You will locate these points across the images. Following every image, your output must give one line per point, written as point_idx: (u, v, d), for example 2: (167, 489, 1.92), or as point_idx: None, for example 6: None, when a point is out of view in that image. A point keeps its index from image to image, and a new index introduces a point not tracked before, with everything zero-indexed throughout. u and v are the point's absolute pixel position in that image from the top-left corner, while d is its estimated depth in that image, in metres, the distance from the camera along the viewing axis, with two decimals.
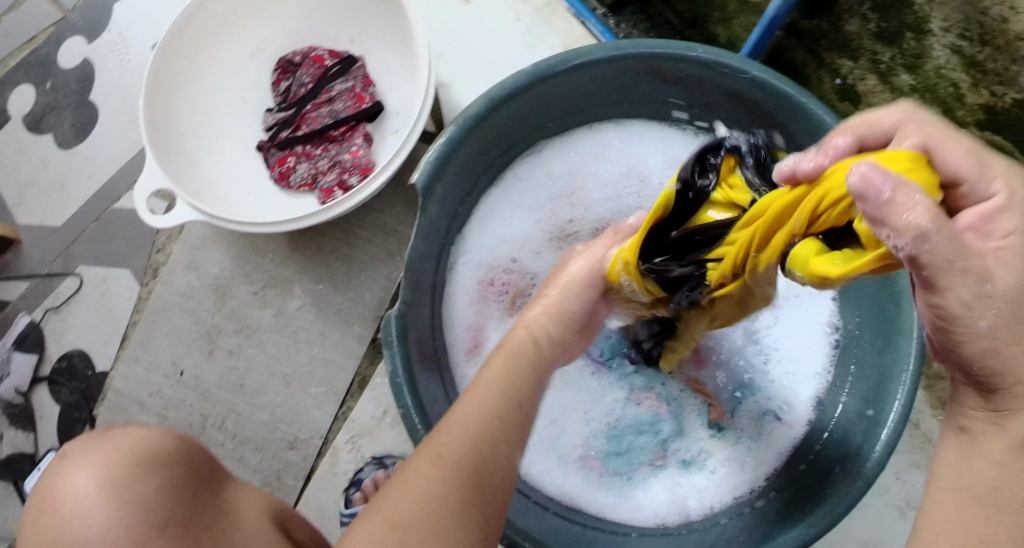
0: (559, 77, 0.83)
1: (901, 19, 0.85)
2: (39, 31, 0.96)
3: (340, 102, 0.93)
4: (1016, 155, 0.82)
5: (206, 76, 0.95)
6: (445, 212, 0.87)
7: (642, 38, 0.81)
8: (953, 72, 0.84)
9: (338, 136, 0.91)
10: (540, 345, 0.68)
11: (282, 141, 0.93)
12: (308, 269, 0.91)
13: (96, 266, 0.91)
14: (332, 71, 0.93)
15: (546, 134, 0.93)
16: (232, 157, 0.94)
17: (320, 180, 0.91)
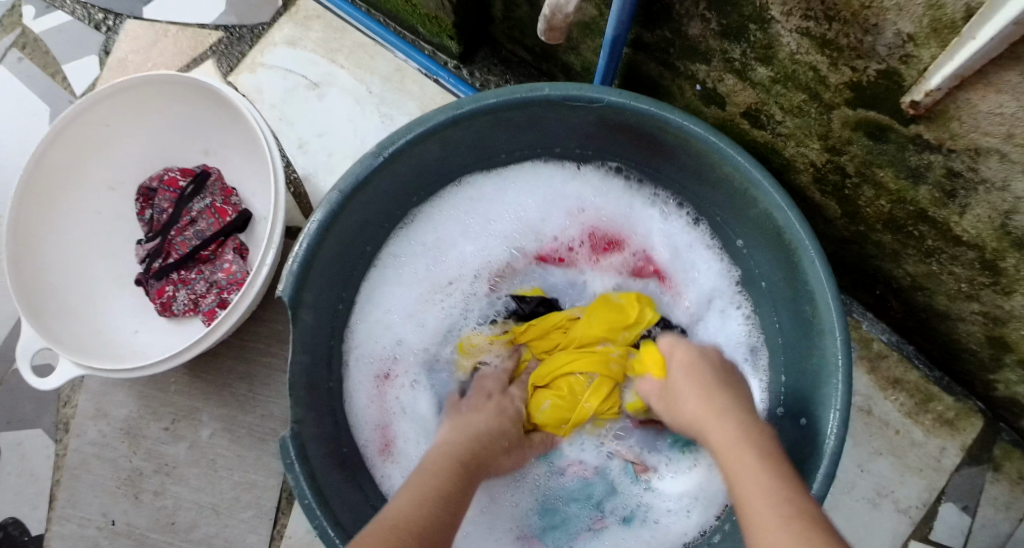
0: (407, 152, 0.74)
1: (740, 11, 0.70)
2: None
3: (203, 221, 0.86)
4: (897, 127, 0.71)
5: (68, 216, 0.86)
6: (326, 309, 0.79)
7: (483, 91, 0.73)
8: (808, 55, 0.70)
9: (209, 256, 0.85)
10: (482, 431, 0.72)
11: (157, 271, 0.85)
12: (210, 394, 0.88)
13: (8, 430, 0.89)
14: (187, 192, 0.87)
15: (413, 207, 0.85)
16: (112, 299, 0.86)
17: (203, 305, 0.84)
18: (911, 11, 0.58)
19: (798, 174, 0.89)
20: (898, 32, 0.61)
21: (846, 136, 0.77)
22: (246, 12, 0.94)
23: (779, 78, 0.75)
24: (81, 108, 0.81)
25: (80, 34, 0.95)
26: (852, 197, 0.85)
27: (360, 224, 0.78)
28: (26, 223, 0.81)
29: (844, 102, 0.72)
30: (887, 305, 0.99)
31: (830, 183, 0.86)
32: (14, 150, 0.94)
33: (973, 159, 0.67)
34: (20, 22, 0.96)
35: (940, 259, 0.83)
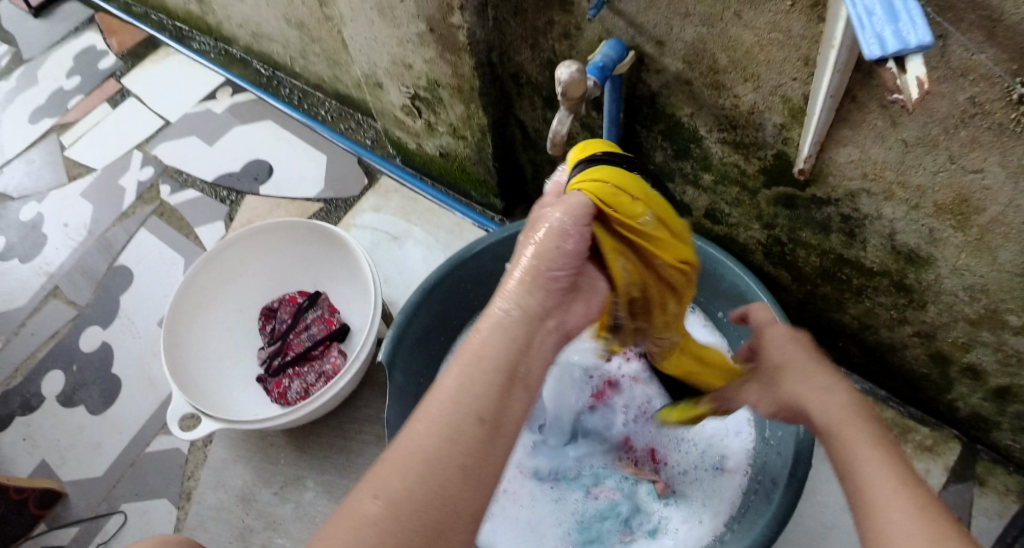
0: (468, 261, 0.93)
1: (683, 137, 0.97)
2: (61, 326, 1.12)
3: (315, 327, 0.99)
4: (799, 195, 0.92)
5: (204, 332, 0.99)
6: (413, 372, 0.94)
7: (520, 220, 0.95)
8: (731, 157, 0.94)
9: (317, 354, 0.97)
10: (515, 342, 0.53)
11: (275, 368, 0.97)
12: (314, 463, 1.00)
13: (137, 500, 1.04)
14: (303, 305, 1.00)
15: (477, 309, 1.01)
16: (238, 395, 0.98)
17: (312, 392, 0.94)
18: (775, 108, 0.83)
19: (753, 254, 1.08)
20: (775, 124, 0.85)
21: (774, 214, 0.97)
22: (340, 188, 1.07)
23: (719, 180, 0.99)
24: (220, 250, 0.98)
25: (209, 207, 1.11)
26: (793, 261, 1.03)
27: (431, 320, 0.94)
28: (177, 325, 0.96)
29: (761, 186, 0.95)
30: (848, 354, 1.09)
31: (776, 254, 1.04)
32: (151, 289, 1.10)
33: (853, 202, 0.86)
34: (158, 197, 1.14)
35: (868, 294, 0.97)
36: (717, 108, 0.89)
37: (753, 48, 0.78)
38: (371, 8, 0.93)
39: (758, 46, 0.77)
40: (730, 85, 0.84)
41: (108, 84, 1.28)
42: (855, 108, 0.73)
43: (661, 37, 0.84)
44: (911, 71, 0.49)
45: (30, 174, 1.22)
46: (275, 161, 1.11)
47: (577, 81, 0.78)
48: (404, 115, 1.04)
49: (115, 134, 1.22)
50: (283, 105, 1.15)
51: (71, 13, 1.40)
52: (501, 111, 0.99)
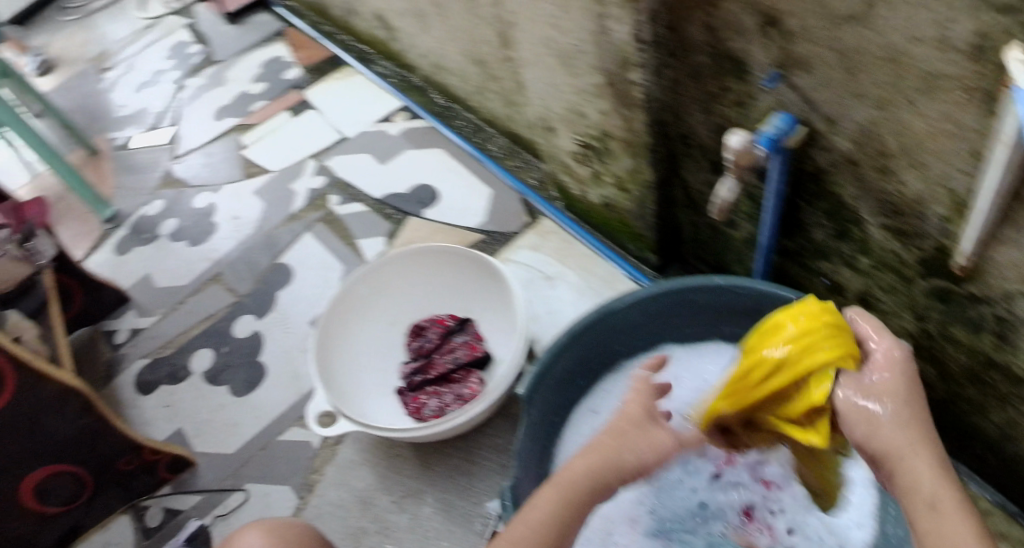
0: (616, 314, 0.99)
1: (843, 217, 0.95)
2: (218, 310, 1.23)
3: (460, 351, 1.03)
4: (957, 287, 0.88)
5: (359, 339, 1.07)
6: (548, 406, 1.00)
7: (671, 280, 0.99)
8: (888, 243, 0.91)
9: (458, 377, 1.02)
10: (604, 483, 0.66)
11: (416, 384, 1.02)
12: (437, 480, 1.05)
13: (260, 483, 1.10)
14: (453, 328, 1.05)
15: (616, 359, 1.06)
16: (375, 402, 1.04)
17: (447, 411, 0.99)
18: (939, 199, 0.80)
19: (899, 343, 1.06)
20: (938, 216, 0.82)
21: (928, 306, 0.95)
22: (500, 222, 1.16)
23: (876, 265, 0.98)
24: (379, 265, 1.05)
25: (373, 222, 1.21)
26: (939, 355, 1.01)
27: (576, 362, 1.01)
28: (333, 329, 1.04)
29: (915, 274, 0.92)
30: (985, 461, 1.08)
31: (925, 348, 1.02)
32: (308, 288, 1.19)
33: (1010, 304, 0.84)
34: (327, 206, 1.26)
35: (1015, 402, 0.94)
36: (881, 193, 0.86)
37: (924, 138, 0.75)
38: (552, 56, 0.97)
39: (929, 136, 0.73)
40: (897, 171, 0.81)
41: (291, 93, 1.47)
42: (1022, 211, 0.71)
43: (832, 114, 0.82)
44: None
45: (210, 165, 1.41)
46: (442, 188, 1.21)
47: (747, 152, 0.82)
48: (572, 160, 1.09)
49: (291, 141, 1.38)
50: (456, 137, 1.27)
51: (264, 24, 1.64)
52: (668, 172, 1.02)
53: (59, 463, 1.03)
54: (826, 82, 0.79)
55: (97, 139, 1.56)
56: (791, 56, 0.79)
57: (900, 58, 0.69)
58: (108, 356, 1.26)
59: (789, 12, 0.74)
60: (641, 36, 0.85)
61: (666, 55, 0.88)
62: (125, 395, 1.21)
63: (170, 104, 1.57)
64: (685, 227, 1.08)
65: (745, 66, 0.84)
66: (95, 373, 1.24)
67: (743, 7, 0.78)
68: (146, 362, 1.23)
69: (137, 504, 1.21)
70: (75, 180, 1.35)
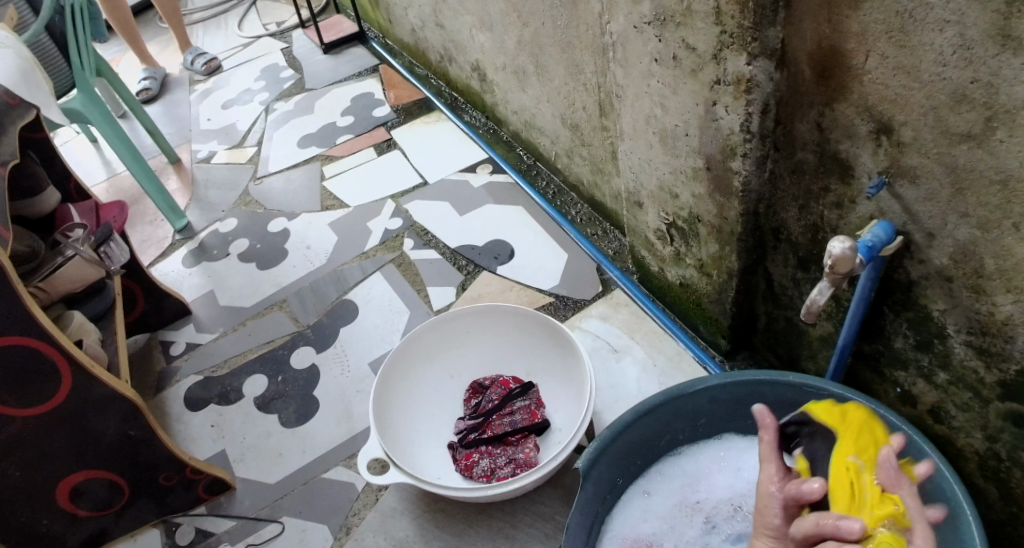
0: (686, 398, 0.94)
1: (928, 331, 0.91)
2: (277, 336, 1.24)
3: (518, 414, 1.01)
4: None
5: (417, 386, 1.06)
6: (603, 484, 0.95)
7: (750, 370, 0.93)
8: (972, 361, 0.87)
9: (513, 440, 0.98)
10: None
11: (469, 441, 1.00)
12: (477, 540, 1.01)
13: (298, 518, 1.09)
14: (514, 391, 1.03)
15: (677, 444, 0.99)
16: (425, 452, 1.01)
17: (498, 475, 0.96)
18: None
19: (967, 461, 1.00)
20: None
21: (1000, 427, 0.90)
22: (575, 288, 1.12)
23: (954, 380, 0.92)
24: (450, 316, 1.05)
25: (445, 270, 1.20)
26: (1009, 481, 0.95)
27: (635, 443, 0.95)
28: (392, 372, 1.02)
29: (996, 396, 0.88)
30: None
31: (991, 469, 0.97)
32: (372, 329, 1.18)
33: None
34: (401, 248, 1.26)
35: None
36: (971, 311, 0.83)
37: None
38: (653, 133, 0.99)
39: None
40: (991, 291, 0.78)
41: (378, 131, 1.50)
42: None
43: (933, 229, 0.78)
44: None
45: (288, 190, 1.43)
46: (518, 246, 1.20)
47: (848, 255, 0.77)
48: (654, 237, 1.07)
49: (368, 177, 1.40)
50: (536, 195, 1.27)
51: (357, 57, 1.73)
52: (754, 261, 0.99)
53: (97, 468, 1.02)
54: (932, 195, 0.76)
55: (181, 149, 1.61)
56: (898, 165, 0.77)
57: (1012, 183, 0.67)
58: (161, 368, 1.27)
59: (904, 123, 0.73)
60: (749, 126, 0.85)
61: (770, 147, 0.90)
62: (173, 410, 1.21)
63: (254, 125, 1.61)
64: (760, 317, 1.05)
65: (850, 168, 0.83)
66: (146, 385, 1.25)
67: (857, 112, 0.78)
68: (199, 380, 1.24)
69: (171, 520, 1.14)
70: (155, 189, 1.38)
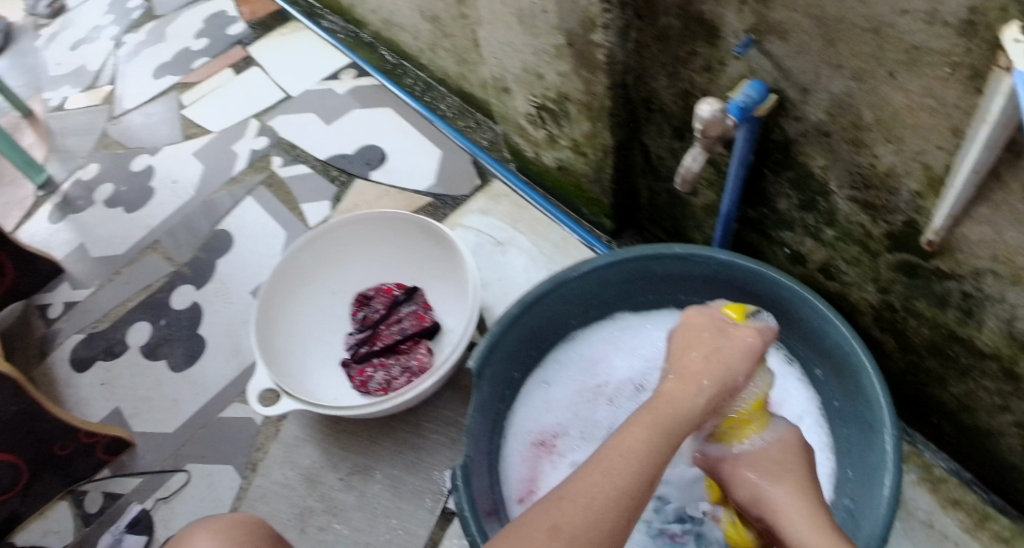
0: (574, 283, 0.90)
1: (810, 188, 0.90)
2: (155, 280, 1.16)
3: (407, 322, 0.97)
4: (925, 262, 0.84)
5: (302, 308, 1.01)
6: (501, 381, 0.91)
7: (635, 244, 0.90)
8: (857, 215, 0.87)
9: (405, 348, 0.96)
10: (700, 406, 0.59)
11: (361, 355, 0.96)
12: (385, 455, 1.00)
13: (203, 463, 1.04)
14: (399, 298, 0.99)
15: (571, 331, 0.97)
16: (319, 374, 0.98)
17: (394, 386, 0.93)
18: (913, 173, 0.76)
19: (861, 314, 1.01)
20: (911, 191, 0.78)
21: (891, 278, 0.91)
22: (452, 185, 1.07)
23: (841, 237, 0.91)
24: (325, 231, 0.98)
25: (317, 184, 1.14)
26: (903, 330, 0.96)
27: (526, 336, 0.91)
28: (271, 297, 0.96)
29: (884, 248, 0.87)
30: (942, 431, 1.04)
31: (886, 319, 0.97)
32: (248, 256, 1.12)
33: (976, 280, 0.81)
34: (270, 167, 1.18)
35: (974, 376, 0.91)
36: (853, 166, 0.82)
37: (900, 112, 0.70)
38: (511, 14, 0.90)
39: (907, 110, 0.69)
40: (871, 143, 0.77)
41: (235, 49, 1.38)
42: (998, 188, 0.69)
43: (807, 84, 0.76)
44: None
45: (148, 126, 1.33)
46: (389, 149, 1.14)
47: (718, 118, 0.77)
48: (526, 122, 1.02)
49: (228, 99, 1.31)
50: (404, 94, 1.20)
51: None
52: (628, 134, 0.94)
53: None
54: (802, 49, 0.72)
55: (32, 101, 1.47)
56: (766, 21, 0.72)
57: (884, 29, 0.64)
58: (41, 332, 1.18)
59: None
60: None
61: (632, 15, 0.81)
62: (60, 374, 1.14)
63: (105, 63, 1.48)
64: (643, 192, 1.02)
65: (715, 28, 0.76)
66: (26, 352, 1.16)
67: None
68: (81, 338, 1.16)
69: (77, 489, 1.07)
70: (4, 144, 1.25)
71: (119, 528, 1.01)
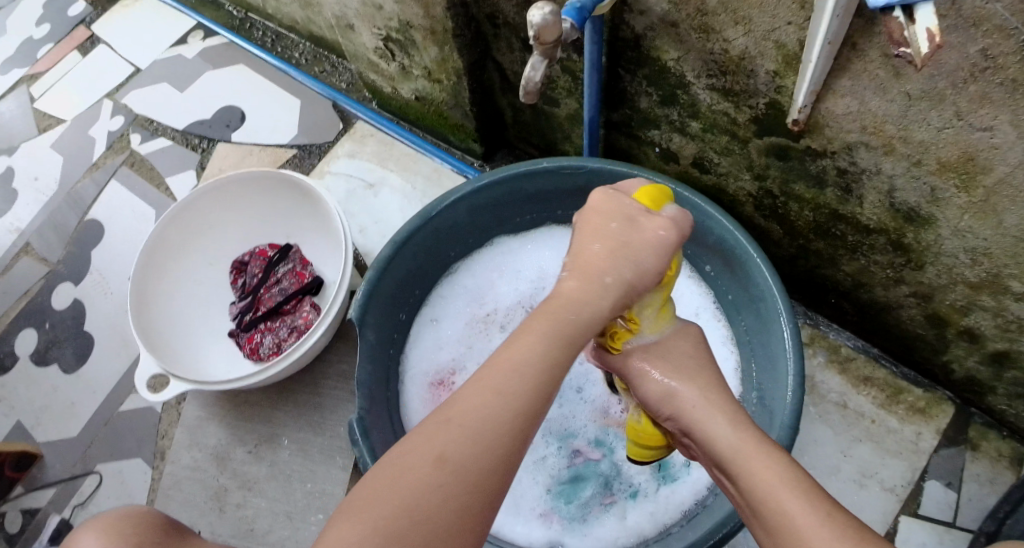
0: (446, 214, 0.87)
1: (669, 83, 0.88)
2: (33, 284, 1.12)
3: (286, 281, 0.95)
4: (795, 144, 0.83)
5: (173, 284, 0.97)
6: (389, 324, 0.89)
7: (500, 166, 0.87)
8: (720, 104, 0.85)
9: (289, 309, 0.93)
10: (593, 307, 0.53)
11: (246, 323, 0.94)
12: (290, 420, 0.97)
13: (111, 462, 1.01)
14: (274, 259, 0.97)
15: (452, 262, 0.96)
16: (208, 347, 0.95)
17: (284, 347, 0.91)
18: (767, 54, 0.75)
19: (743, 206, 1.00)
20: (768, 72, 0.77)
21: (765, 164, 0.89)
22: (315, 133, 1.09)
23: (708, 128, 0.90)
24: (187, 201, 0.94)
25: (180, 155, 1.13)
26: (787, 215, 0.96)
27: (407, 275, 0.89)
28: (143, 278, 0.92)
29: (753, 134, 0.86)
30: (843, 311, 1.04)
31: (768, 207, 0.97)
32: (123, 242, 1.11)
33: (849, 155, 0.80)
34: (129, 146, 1.16)
35: (864, 251, 0.91)
36: (706, 54, 0.80)
37: None
38: None
39: None
40: (719, 27, 0.75)
41: (78, 30, 1.32)
42: (854, 57, 0.68)
43: None
44: (920, 20, 0.53)
45: (0, 125, 1.25)
46: (248, 107, 1.13)
47: (553, 23, 0.68)
48: (375, 56, 0.98)
49: (79, 84, 1.25)
50: (255, 48, 1.18)
51: None
52: (480, 54, 0.91)
53: None
54: None
55: None
56: None
57: None
58: None
59: None
60: None
61: None
62: None
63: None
64: (507, 111, 1.00)
65: None
66: None
67: None
68: None
69: None
70: None
71: None
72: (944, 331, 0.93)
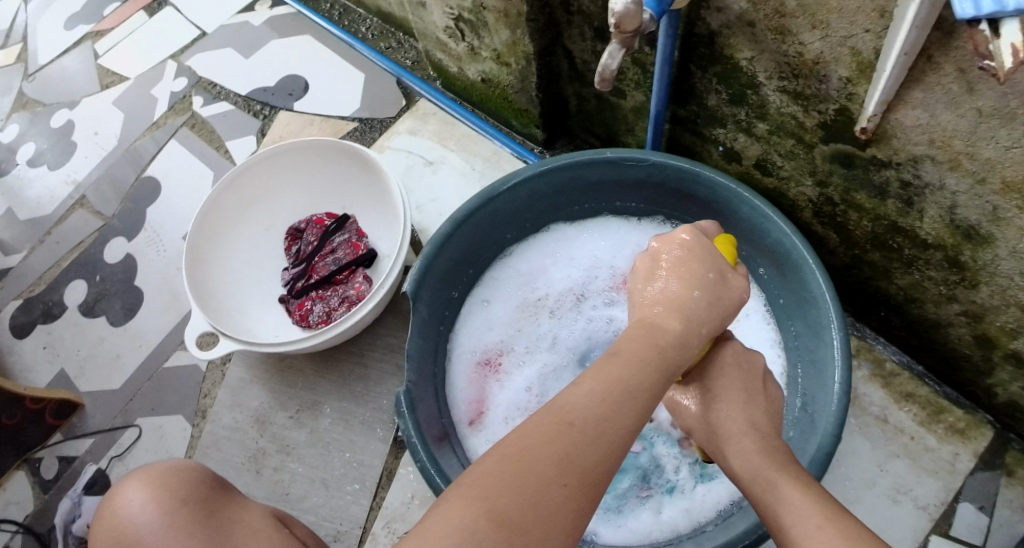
0: (507, 197, 0.87)
1: (738, 82, 0.88)
2: (86, 237, 1.14)
3: (341, 251, 0.96)
4: (861, 153, 0.83)
5: (229, 245, 0.98)
6: (439, 301, 0.89)
7: (564, 153, 0.87)
8: (789, 107, 0.85)
9: (342, 279, 0.94)
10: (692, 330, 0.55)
11: (298, 290, 0.94)
12: (333, 389, 0.99)
13: (152, 416, 1.02)
14: (331, 229, 0.98)
15: (507, 245, 0.96)
16: (259, 310, 0.96)
17: (334, 316, 0.91)
18: (842, 60, 0.74)
19: (802, 211, 1.00)
20: (841, 78, 0.76)
21: (829, 170, 0.89)
22: (378, 108, 1.10)
23: (774, 130, 0.90)
24: (249, 165, 0.96)
25: (241, 120, 1.14)
26: (844, 223, 0.95)
27: (461, 254, 0.89)
28: (202, 238, 0.94)
29: (819, 140, 0.86)
30: (891, 324, 1.04)
31: (826, 214, 0.96)
32: (179, 202, 1.12)
33: (915, 167, 0.79)
34: (191, 108, 1.18)
35: (918, 266, 0.91)
36: (780, 55, 0.80)
37: None
38: None
39: None
40: (796, 29, 0.75)
41: None
42: (929, 69, 0.67)
43: None
44: (1005, 36, 0.50)
45: (65, 80, 1.28)
46: (312, 78, 1.14)
47: (634, 11, 0.65)
48: (445, 35, 0.98)
49: (145, 44, 1.27)
50: (323, 20, 1.19)
51: None
52: (550, 40, 0.91)
53: None
54: None
55: None
56: None
57: None
58: None
59: None
60: None
61: None
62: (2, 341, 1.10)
63: (15, 20, 1.39)
64: (571, 99, 1.00)
65: None
66: None
67: None
68: (18, 304, 1.12)
69: (33, 458, 1.03)
70: None
71: (76, 492, 0.98)
72: (991, 353, 0.93)
